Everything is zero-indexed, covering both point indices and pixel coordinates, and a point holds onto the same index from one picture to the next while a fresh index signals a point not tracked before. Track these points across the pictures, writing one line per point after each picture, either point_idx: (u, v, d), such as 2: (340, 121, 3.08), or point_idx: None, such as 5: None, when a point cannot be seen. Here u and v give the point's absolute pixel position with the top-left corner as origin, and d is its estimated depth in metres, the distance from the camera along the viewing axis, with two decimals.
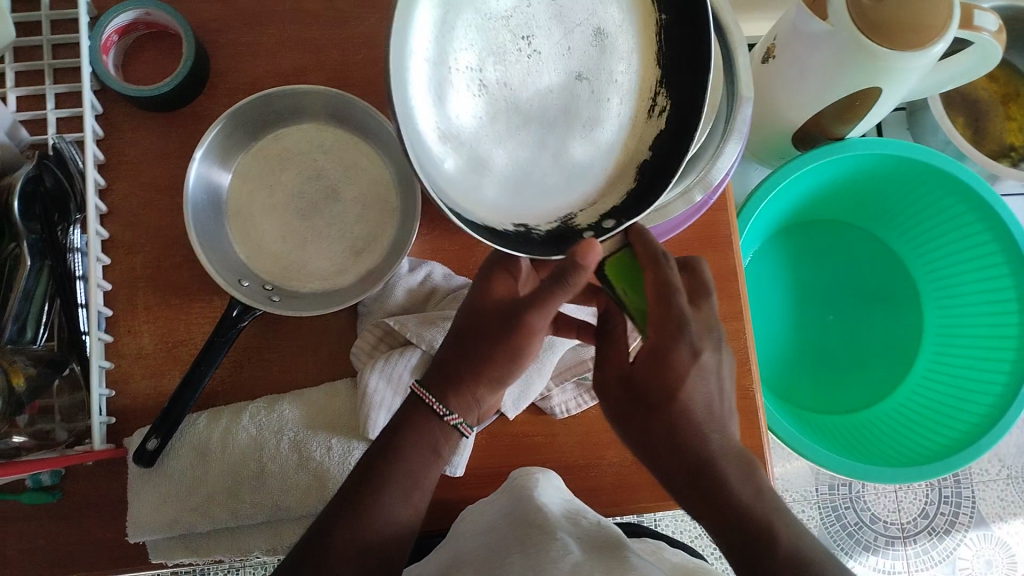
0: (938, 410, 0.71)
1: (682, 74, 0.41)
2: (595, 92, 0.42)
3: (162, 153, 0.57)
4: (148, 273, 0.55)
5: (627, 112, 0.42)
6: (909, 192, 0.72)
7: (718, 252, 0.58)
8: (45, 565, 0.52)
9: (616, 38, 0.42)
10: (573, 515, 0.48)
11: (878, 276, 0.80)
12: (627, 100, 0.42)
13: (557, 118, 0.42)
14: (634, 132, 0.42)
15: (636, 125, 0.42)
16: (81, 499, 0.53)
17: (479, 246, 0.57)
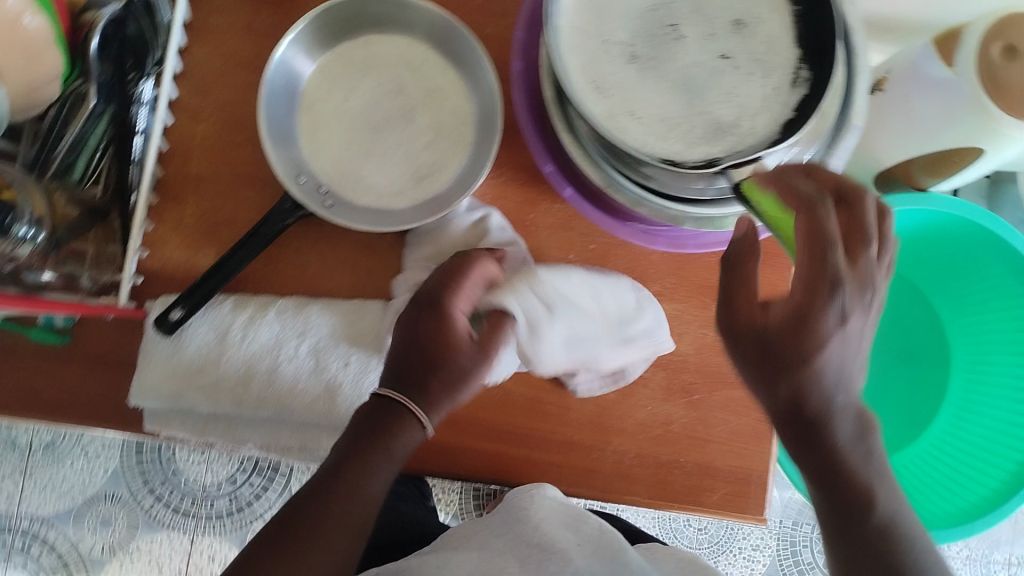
0: (940, 478, 0.73)
1: (823, 49, 0.46)
2: (738, 69, 0.47)
3: (250, 27, 0.54)
4: (207, 145, 0.54)
5: (773, 86, 0.47)
6: (964, 252, 0.71)
7: (776, 274, 0.56)
8: (41, 407, 0.52)
9: (763, 28, 0.48)
10: (574, 521, 0.53)
11: (916, 317, 0.78)
12: (774, 75, 0.47)
13: (706, 86, 0.47)
14: (777, 99, 0.46)
15: (780, 92, 0.47)
16: (89, 350, 0.52)
17: (541, 205, 0.56)
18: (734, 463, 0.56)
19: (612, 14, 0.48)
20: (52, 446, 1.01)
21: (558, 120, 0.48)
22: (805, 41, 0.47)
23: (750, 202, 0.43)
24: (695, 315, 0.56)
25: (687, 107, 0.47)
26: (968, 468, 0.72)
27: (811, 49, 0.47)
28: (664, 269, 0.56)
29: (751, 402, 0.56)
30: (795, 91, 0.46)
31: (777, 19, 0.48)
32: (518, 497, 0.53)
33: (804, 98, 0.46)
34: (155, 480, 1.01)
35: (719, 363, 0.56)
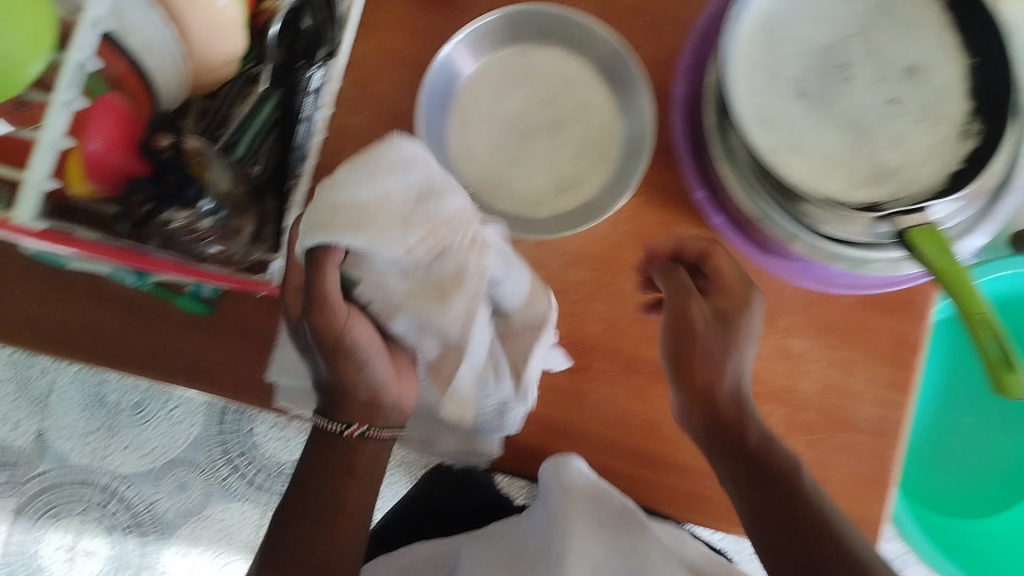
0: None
1: (999, 102, 0.45)
2: (907, 114, 0.47)
3: (413, 26, 0.56)
4: (360, 136, 0.55)
5: (942, 135, 0.46)
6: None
7: (908, 321, 0.56)
8: (178, 373, 0.53)
9: (937, 74, 0.47)
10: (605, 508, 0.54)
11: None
12: (943, 125, 0.46)
13: (871, 129, 0.47)
14: (945, 149, 0.46)
15: (948, 142, 0.46)
16: (229, 322, 0.53)
17: (678, 227, 0.55)
18: (847, 507, 0.55)
19: (784, 46, 0.48)
20: (139, 406, 1.04)
21: (717, 146, 0.48)
22: (979, 95, 0.46)
23: (913, 248, 0.43)
24: (822, 354, 0.56)
25: (851, 147, 0.47)
26: None
27: (986, 100, 0.46)
28: (794, 306, 0.56)
29: (871, 448, 0.56)
30: (965, 143, 0.45)
31: (952, 68, 0.47)
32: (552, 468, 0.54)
33: (974, 151, 0.45)
34: (233, 450, 1.02)
35: (840, 407, 0.56)
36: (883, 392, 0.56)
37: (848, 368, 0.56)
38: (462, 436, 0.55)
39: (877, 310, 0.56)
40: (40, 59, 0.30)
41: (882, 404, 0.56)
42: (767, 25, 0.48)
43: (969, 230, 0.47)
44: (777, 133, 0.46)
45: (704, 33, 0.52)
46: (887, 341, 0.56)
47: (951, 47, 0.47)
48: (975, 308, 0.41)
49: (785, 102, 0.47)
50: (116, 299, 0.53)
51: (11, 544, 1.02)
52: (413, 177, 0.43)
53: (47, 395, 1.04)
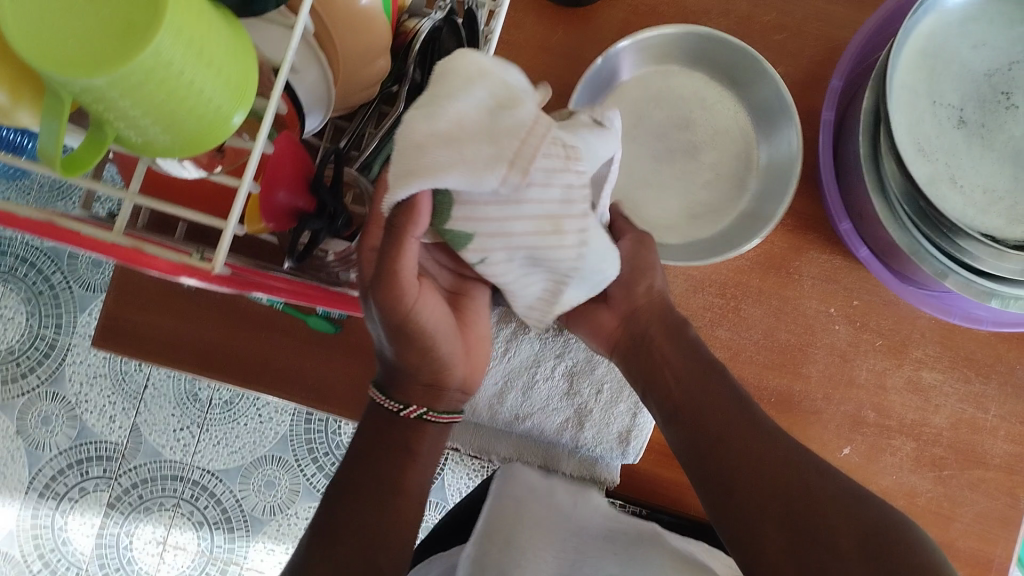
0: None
1: None
2: None
3: (542, 44, 0.55)
4: None
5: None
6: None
7: None
8: (305, 391, 0.54)
9: None
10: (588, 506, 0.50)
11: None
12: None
13: None
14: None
15: None
16: (355, 341, 0.54)
17: (808, 253, 0.54)
18: (977, 546, 0.53)
19: (943, 74, 0.46)
20: (229, 404, 1.06)
21: (868, 175, 0.46)
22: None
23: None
24: (956, 386, 0.54)
25: (1012, 182, 0.45)
26: None
27: None
28: (928, 336, 0.54)
29: (1004, 485, 0.54)
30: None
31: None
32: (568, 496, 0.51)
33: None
34: (320, 450, 1.04)
35: (974, 442, 0.54)
36: (1018, 428, 0.54)
37: (982, 402, 0.54)
38: (582, 462, 0.54)
39: (1014, 343, 0.54)
40: (240, 111, 0.29)
41: (1017, 440, 0.54)
42: (929, 52, 0.46)
43: None
44: (935, 167, 0.45)
45: (854, 54, 0.50)
46: None
47: None
48: None
49: (943, 135, 0.45)
50: (244, 315, 0.54)
51: (103, 536, 1.04)
52: (483, 96, 0.36)
53: (141, 391, 1.06)
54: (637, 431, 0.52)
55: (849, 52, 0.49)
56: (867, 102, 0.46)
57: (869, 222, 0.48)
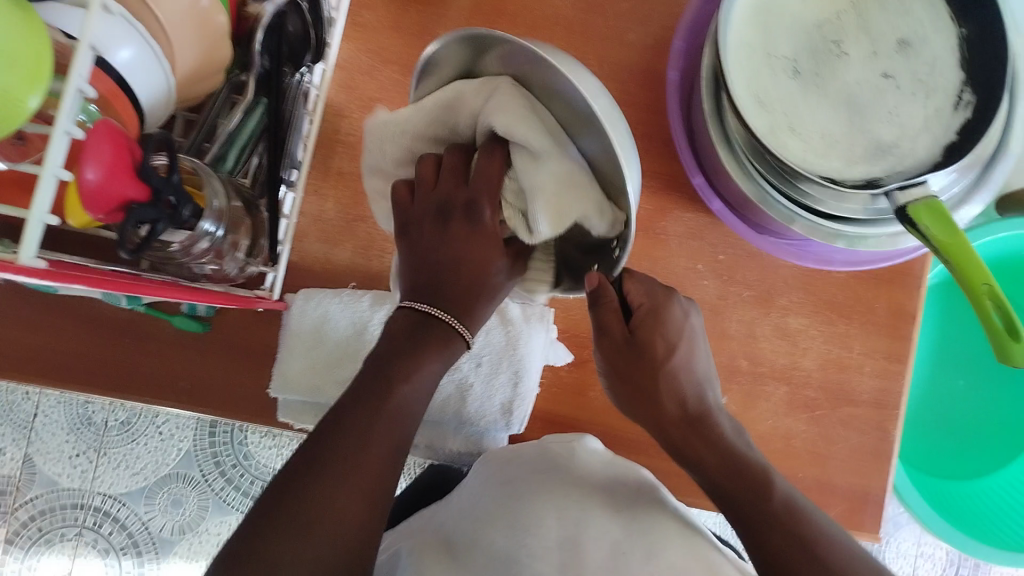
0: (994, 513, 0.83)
1: (990, 73, 0.45)
2: (900, 89, 0.47)
3: (396, 26, 0.55)
4: (349, 140, 0.54)
5: (936, 107, 0.46)
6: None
7: (904, 292, 0.56)
8: (176, 393, 0.52)
9: (928, 48, 0.47)
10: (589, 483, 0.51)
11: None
12: (936, 96, 0.47)
13: (868, 104, 0.47)
14: (939, 121, 0.46)
15: (941, 113, 0.46)
16: (226, 338, 0.53)
17: (672, 213, 0.55)
18: (853, 481, 0.56)
19: (774, 27, 0.48)
20: (127, 424, 1.02)
21: (714, 129, 0.48)
22: (971, 67, 0.46)
23: (914, 222, 0.43)
24: (821, 330, 0.56)
25: (848, 125, 0.47)
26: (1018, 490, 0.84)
27: (976, 71, 0.46)
28: (791, 284, 0.56)
29: (874, 419, 0.56)
30: (958, 114, 0.46)
31: (944, 38, 0.47)
32: (558, 444, 0.53)
33: (968, 121, 0.45)
34: (227, 462, 1.01)
35: (842, 381, 0.56)
36: (883, 364, 0.56)
37: (847, 342, 0.56)
38: (468, 439, 0.55)
39: (872, 283, 0.56)
40: (36, 93, 0.28)
41: (882, 375, 0.56)
42: (759, 7, 0.47)
43: (963, 199, 0.48)
44: (773, 116, 0.46)
45: (698, 12, 0.51)
46: (885, 312, 0.56)
47: (939, 19, 0.47)
48: (981, 280, 0.41)
49: (780, 84, 0.47)
50: (108, 322, 0.52)
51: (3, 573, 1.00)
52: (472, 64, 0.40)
53: (32, 420, 1.02)
54: (518, 402, 0.54)
55: (690, 12, 0.50)
56: (706, 58, 0.48)
57: (719, 174, 0.50)
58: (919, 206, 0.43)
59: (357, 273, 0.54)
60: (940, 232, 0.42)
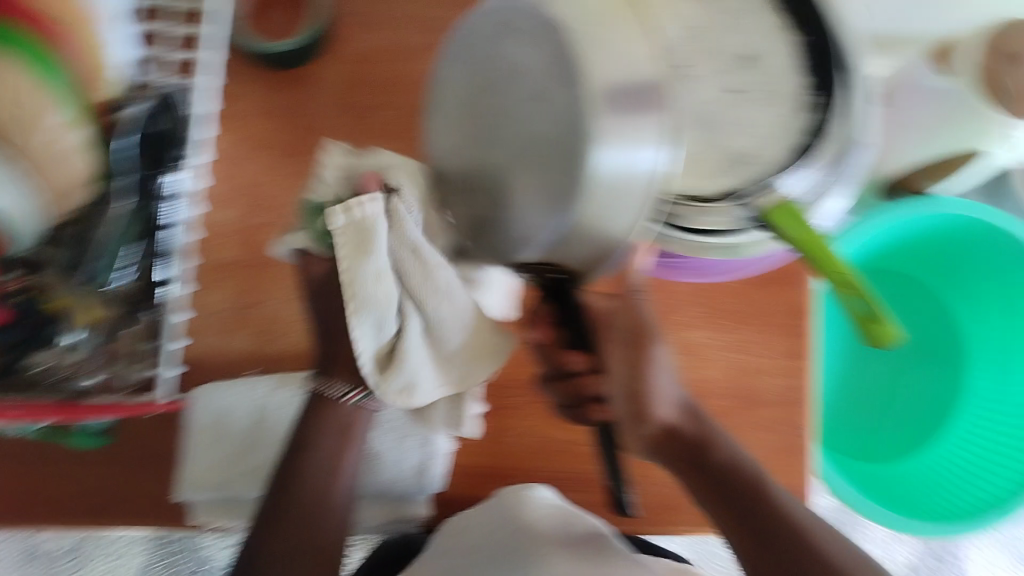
0: (945, 483, 0.75)
1: (827, 75, 0.48)
2: (746, 100, 0.49)
3: (263, 110, 0.56)
4: (233, 230, 0.55)
5: (783, 112, 0.49)
6: (1003, 272, 0.74)
7: (796, 290, 0.58)
8: (87, 509, 0.52)
9: (765, 58, 0.50)
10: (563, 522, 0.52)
11: (955, 335, 0.81)
12: (781, 103, 0.49)
13: (718, 118, 0.49)
14: (788, 124, 0.48)
15: (789, 119, 0.48)
16: (133, 446, 0.53)
17: None
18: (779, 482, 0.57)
19: None
20: (75, 550, 0.99)
21: None
22: (811, 70, 0.49)
23: (774, 226, 0.44)
24: (723, 339, 0.57)
25: (702, 140, 0.49)
26: (947, 470, 0.77)
27: (815, 75, 0.48)
28: (687, 299, 0.57)
29: (788, 418, 0.57)
30: (802, 115, 0.48)
31: (780, 47, 0.50)
32: (512, 496, 0.53)
33: (814, 121, 0.47)
34: (182, 568, 0.99)
35: (750, 386, 0.57)
36: (789, 362, 0.57)
37: (750, 347, 0.57)
38: (389, 505, 0.55)
39: (764, 286, 0.58)
40: None
41: (789, 374, 0.57)
42: None
43: (824, 195, 0.48)
44: None
45: None
46: (780, 312, 0.58)
47: (771, 30, 0.50)
48: (841, 273, 0.43)
49: None
50: (7, 451, 0.51)
51: None
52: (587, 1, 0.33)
53: None
54: (431, 462, 0.54)
55: None
56: None
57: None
58: (769, 211, 0.45)
59: (257, 358, 0.55)
60: (794, 232, 0.44)
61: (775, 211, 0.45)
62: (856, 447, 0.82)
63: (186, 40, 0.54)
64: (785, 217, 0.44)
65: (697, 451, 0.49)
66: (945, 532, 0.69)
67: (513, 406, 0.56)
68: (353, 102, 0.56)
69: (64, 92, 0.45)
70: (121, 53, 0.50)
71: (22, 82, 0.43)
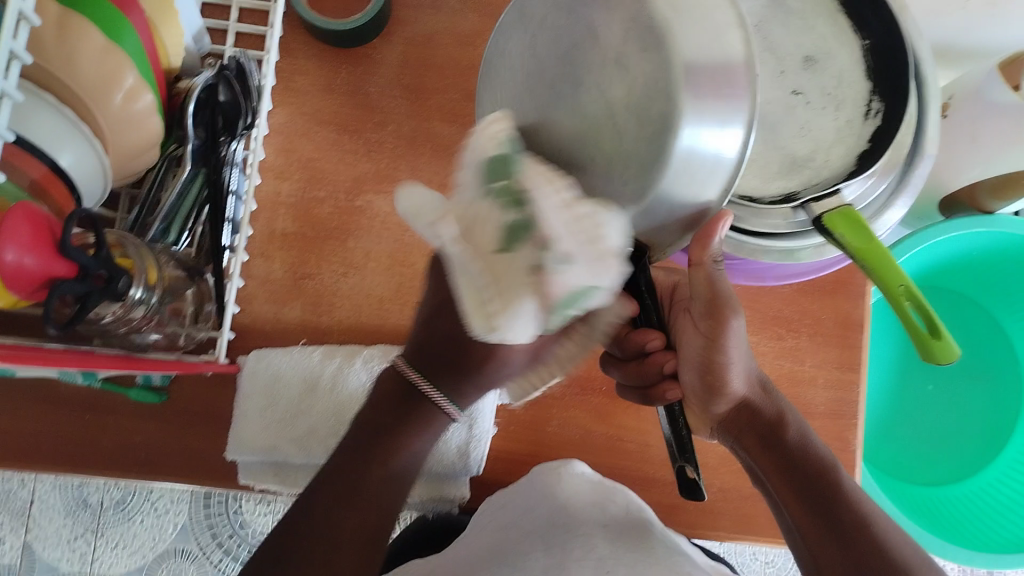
0: (995, 511, 0.73)
1: (895, 83, 0.47)
2: (810, 104, 0.49)
3: (328, 87, 0.57)
4: (292, 202, 0.56)
5: (846, 118, 0.48)
6: None
7: (850, 301, 0.57)
8: (136, 462, 0.54)
9: (833, 63, 0.49)
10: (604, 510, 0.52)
11: (1010, 359, 0.78)
12: (846, 108, 0.48)
13: (780, 121, 0.49)
14: (851, 131, 0.48)
15: (853, 125, 0.48)
16: (184, 405, 0.54)
17: None
18: None
19: None
20: (122, 503, 1.03)
21: None
22: (878, 76, 0.48)
23: (831, 232, 0.44)
24: (772, 345, 0.56)
25: (762, 143, 0.48)
26: (999, 497, 0.75)
27: (883, 82, 0.48)
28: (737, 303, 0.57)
29: (834, 430, 0.56)
30: (869, 123, 0.47)
31: (848, 52, 0.49)
32: (546, 473, 0.53)
33: (878, 129, 0.47)
34: (223, 533, 1.01)
35: (797, 394, 0.56)
36: (838, 374, 0.56)
37: (799, 356, 0.56)
38: (430, 484, 0.55)
39: (817, 295, 0.57)
40: None
41: (837, 385, 0.56)
42: None
43: (885, 205, 0.48)
44: None
45: None
46: (832, 322, 0.57)
47: (841, 33, 0.49)
48: (897, 283, 0.42)
49: None
50: (65, 401, 0.53)
51: None
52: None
53: (29, 507, 1.03)
54: (476, 444, 0.54)
55: None
56: None
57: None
58: (826, 214, 0.44)
59: (307, 330, 0.56)
60: (852, 238, 0.43)
61: (834, 215, 0.44)
62: (902, 468, 0.80)
63: (260, 15, 0.55)
64: (843, 223, 0.43)
65: (766, 438, 0.48)
66: (994, 564, 0.67)
67: (554, 396, 0.57)
68: (418, 86, 0.57)
69: (135, 58, 0.45)
70: (194, 24, 0.52)
71: (95, 42, 0.43)
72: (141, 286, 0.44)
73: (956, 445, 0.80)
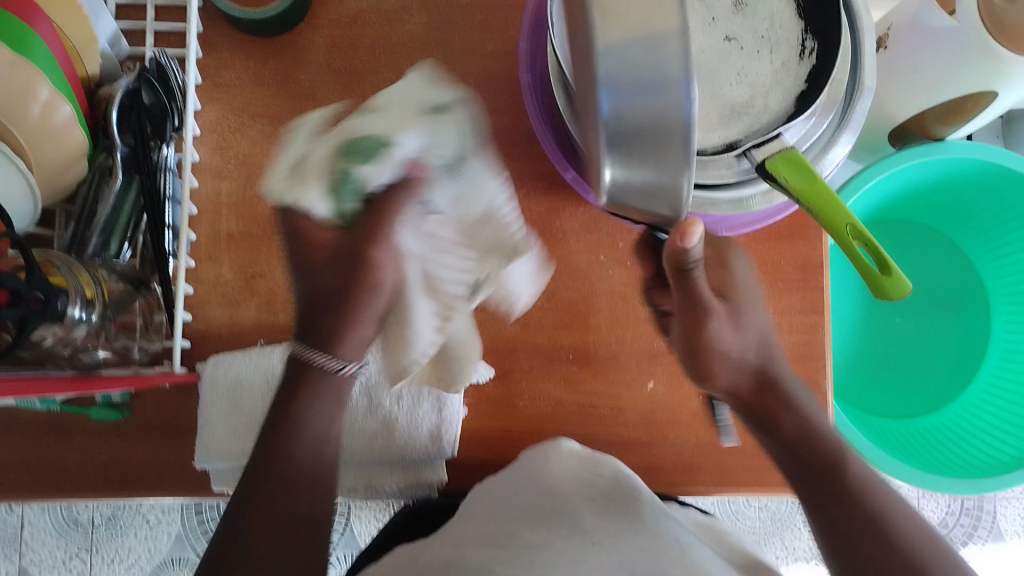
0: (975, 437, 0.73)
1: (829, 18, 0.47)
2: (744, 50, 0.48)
3: (258, 79, 0.56)
4: (234, 202, 0.55)
5: (782, 60, 0.47)
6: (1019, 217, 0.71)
7: (807, 244, 0.57)
8: (105, 481, 0.53)
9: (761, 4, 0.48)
10: (590, 475, 0.51)
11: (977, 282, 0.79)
12: (780, 50, 0.47)
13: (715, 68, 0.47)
14: (788, 72, 0.47)
15: (789, 66, 0.47)
16: (147, 420, 0.53)
17: (565, 211, 0.57)
18: None
19: None
20: (112, 518, 1.02)
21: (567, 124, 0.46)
22: (808, 15, 0.48)
23: (774, 177, 0.43)
24: None
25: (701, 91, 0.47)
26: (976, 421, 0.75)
27: (815, 21, 0.47)
28: None
29: (802, 373, 0.56)
30: (804, 62, 0.47)
31: None
32: (534, 456, 0.52)
33: (815, 67, 0.46)
34: None
35: None
36: (801, 317, 0.56)
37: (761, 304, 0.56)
38: (406, 470, 0.55)
39: (773, 242, 0.57)
40: None
41: (801, 330, 0.56)
42: None
43: (831, 141, 0.48)
44: None
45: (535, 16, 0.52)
46: (792, 267, 0.57)
47: None
48: (844, 221, 0.41)
49: None
50: (24, 429, 0.52)
51: None
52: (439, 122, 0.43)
53: (21, 532, 1.02)
54: (447, 425, 0.54)
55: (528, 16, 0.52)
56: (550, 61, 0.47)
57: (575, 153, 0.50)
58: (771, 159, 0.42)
59: (264, 330, 0.55)
60: (795, 180, 0.42)
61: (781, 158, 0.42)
62: (877, 401, 0.80)
63: (178, 12, 0.54)
64: (787, 163, 0.42)
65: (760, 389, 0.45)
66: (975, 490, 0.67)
67: (521, 369, 0.56)
68: (348, 69, 0.56)
69: (47, 71, 0.44)
70: (109, 28, 0.50)
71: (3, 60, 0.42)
72: (78, 302, 0.43)
73: (930, 373, 0.80)
